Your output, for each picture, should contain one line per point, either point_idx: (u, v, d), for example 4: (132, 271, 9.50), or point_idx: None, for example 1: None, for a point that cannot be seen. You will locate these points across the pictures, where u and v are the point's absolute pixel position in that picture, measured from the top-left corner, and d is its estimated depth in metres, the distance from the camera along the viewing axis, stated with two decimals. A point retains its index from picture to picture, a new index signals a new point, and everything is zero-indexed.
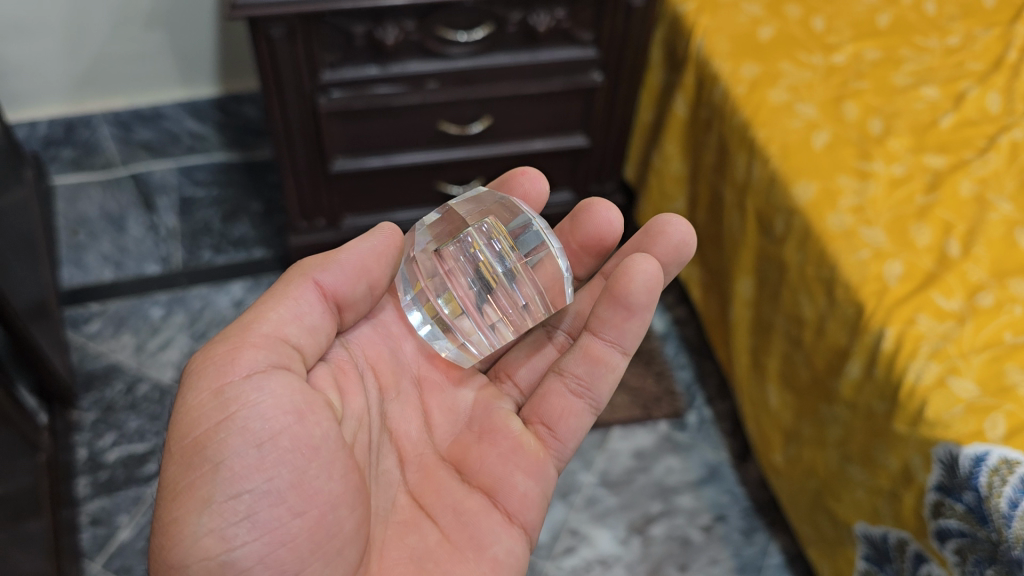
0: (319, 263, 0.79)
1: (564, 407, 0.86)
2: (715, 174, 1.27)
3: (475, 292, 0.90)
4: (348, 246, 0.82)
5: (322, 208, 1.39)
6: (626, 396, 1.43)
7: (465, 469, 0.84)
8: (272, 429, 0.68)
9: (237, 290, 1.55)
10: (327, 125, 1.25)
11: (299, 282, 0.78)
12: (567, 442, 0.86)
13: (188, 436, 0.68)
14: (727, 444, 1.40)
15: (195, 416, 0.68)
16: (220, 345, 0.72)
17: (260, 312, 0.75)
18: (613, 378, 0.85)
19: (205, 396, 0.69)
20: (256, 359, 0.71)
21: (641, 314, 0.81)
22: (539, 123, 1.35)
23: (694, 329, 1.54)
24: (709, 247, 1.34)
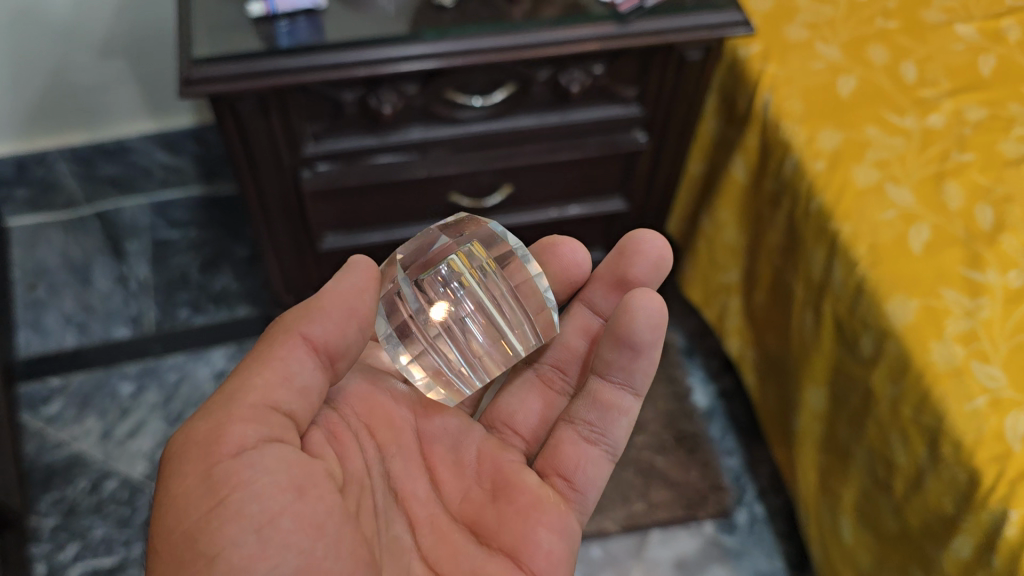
0: (308, 312, 0.66)
1: (574, 450, 0.80)
2: (781, 258, 1.07)
3: (461, 326, 0.76)
4: (329, 283, 0.68)
5: (311, 282, 1.20)
6: (666, 492, 1.28)
7: (482, 529, 0.73)
8: (270, 511, 0.57)
9: (217, 358, 1.38)
10: (310, 199, 1.05)
11: (288, 340, 0.65)
12: (587, 490, 0.79)
13: (178, 523, 0.58)
14: (782, 550, 1.24)
15: (184, 500, 0.58)
16: (204, 424, 0.61)
17: (250, 381, 0.63)
18: (625, 423, 0.80)
19: (192, 480, 0.59)
20: (248, 434, 0.60)
21: (651, 352, 0.77)
22: (566, 187, 1.15)
23: (742, 405, 1.38)
24: (768, 333, 1.15)
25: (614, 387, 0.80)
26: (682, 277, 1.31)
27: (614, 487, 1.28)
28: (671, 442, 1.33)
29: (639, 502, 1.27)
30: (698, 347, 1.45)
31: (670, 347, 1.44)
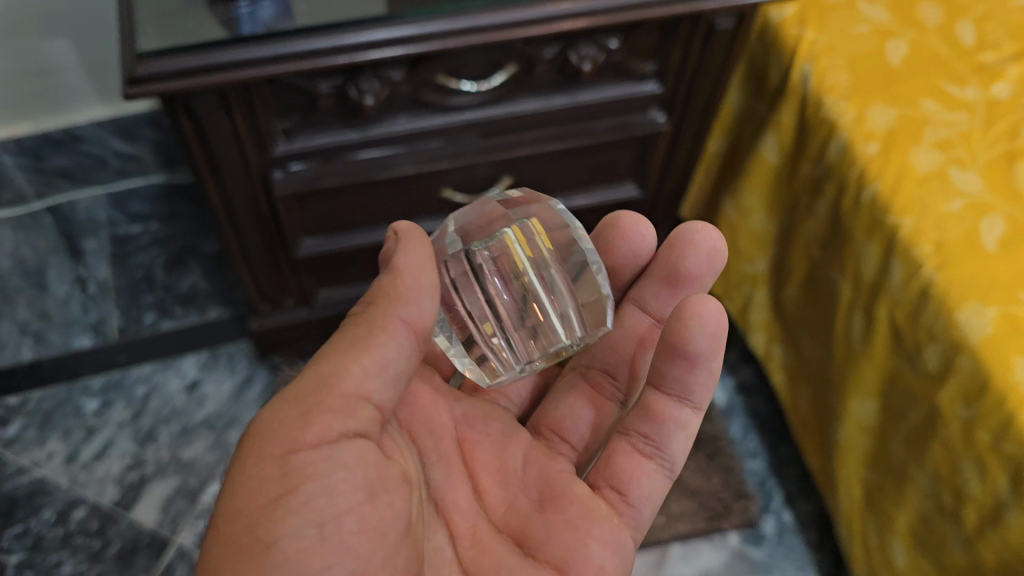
0: (398, 290, 0.60)
1: (625, 460, 0.70)
2: (821, 252, 0.95)
3: (505, 309, 0.65)
4: (403, 255, 0.61)
5: (289, 289, 1.07)
6: (689, 502, 1.15)
7: (526, 539, 0.65)
8: (338, 507, 0.53)
9: (188, 367, 1.26)
10: (283, 203, 0.91)
11: (381, 327, 0.59)
12: (641, 504, 0.69)
13: (243, 502, 0.53)
14: (814, 562, 1.14)
15: (253, 481, 0.54)
16: (292, 405, 0.56)
17: (341, 369, 0.58)
18: (684, 435, 0.69)
19: (268, 461, 0.54)
20: (335, 426, 0.56)
21: (711, 360, 0.65)
22: (574, 177, 1.02)
23: (764, 400, 1.27)
24: (802, 332, 1.03)
25: (668, 397, 0.68)
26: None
27: None
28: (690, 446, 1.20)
29: (659, 515, 1.14)
30: None
31: None
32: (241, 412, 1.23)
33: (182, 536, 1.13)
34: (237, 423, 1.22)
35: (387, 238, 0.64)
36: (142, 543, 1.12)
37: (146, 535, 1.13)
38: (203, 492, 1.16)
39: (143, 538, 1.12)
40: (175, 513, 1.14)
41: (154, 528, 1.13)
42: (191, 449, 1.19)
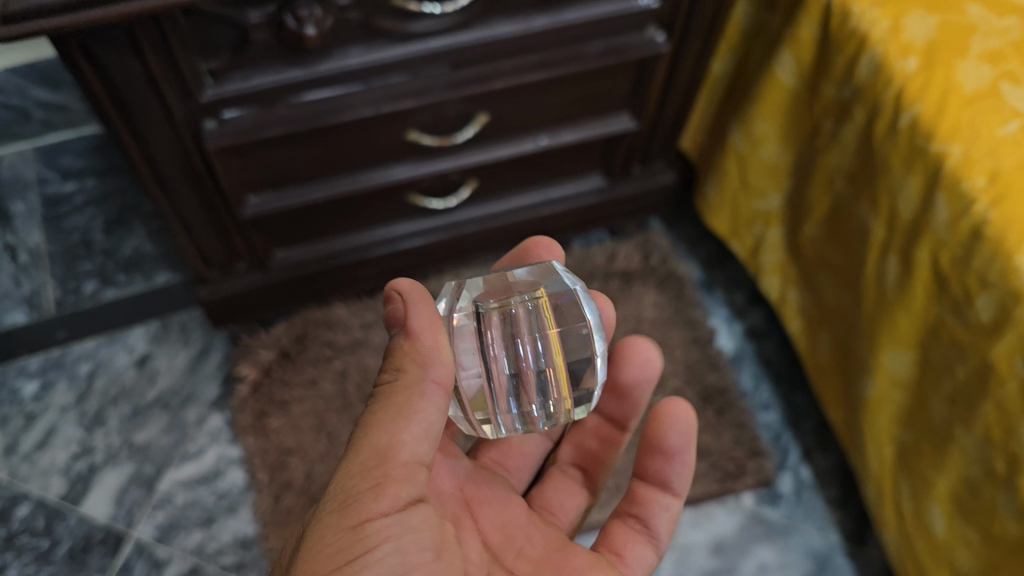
0: (423, 352, 0.53)
1: (618, 537, 0.68)
2: (849, 186, 0.83)
3: (503, 384, 0.57)
4: (422, 311, 0.54)
5: (240, 250, 0.95)
6: (698, 463, 1.05)
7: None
8: (408, 566, 0.48)
9: (137, 339, 1.14)
10: (218, 155, 0.78)
11: (422, 390, 0.52)
12: (633, 567, 0.67)
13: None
14: (835, 521, 1.04)
15: (323, 555, 0.47)
16: (355, 475, 0.49)
17: (392, 436, 0.50)
18: (669, 516, 0.69)
19: (338, 533, 0.47)
20: (403, 492, 0.49)
21: (686, 454, 0.67)
22: (560, 110, 0.90)
23: (776, 345, 1.15)
24: (822, 273, 0.93)
25: (656, 484, 0.69)
26: (702, 201, 1.07)
27: None
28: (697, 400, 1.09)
29: None
30: (718, 278, 1.20)
31: (685, 281, 1.16)
32: (199, 387, 1.11)
33: (140, 530, 1.01)
34: (195, 399, 1.10)
35: (387, 299, 0.55)
36: (95, 540, 1.00)
37: (99, 531, 1.01)
38: (162, 479, 1.05)
39: (95, 534, 1.01)
40: (130, 504, 1.03)
41: (108, 522, 1.02)
42: (145, 432, 1.07)
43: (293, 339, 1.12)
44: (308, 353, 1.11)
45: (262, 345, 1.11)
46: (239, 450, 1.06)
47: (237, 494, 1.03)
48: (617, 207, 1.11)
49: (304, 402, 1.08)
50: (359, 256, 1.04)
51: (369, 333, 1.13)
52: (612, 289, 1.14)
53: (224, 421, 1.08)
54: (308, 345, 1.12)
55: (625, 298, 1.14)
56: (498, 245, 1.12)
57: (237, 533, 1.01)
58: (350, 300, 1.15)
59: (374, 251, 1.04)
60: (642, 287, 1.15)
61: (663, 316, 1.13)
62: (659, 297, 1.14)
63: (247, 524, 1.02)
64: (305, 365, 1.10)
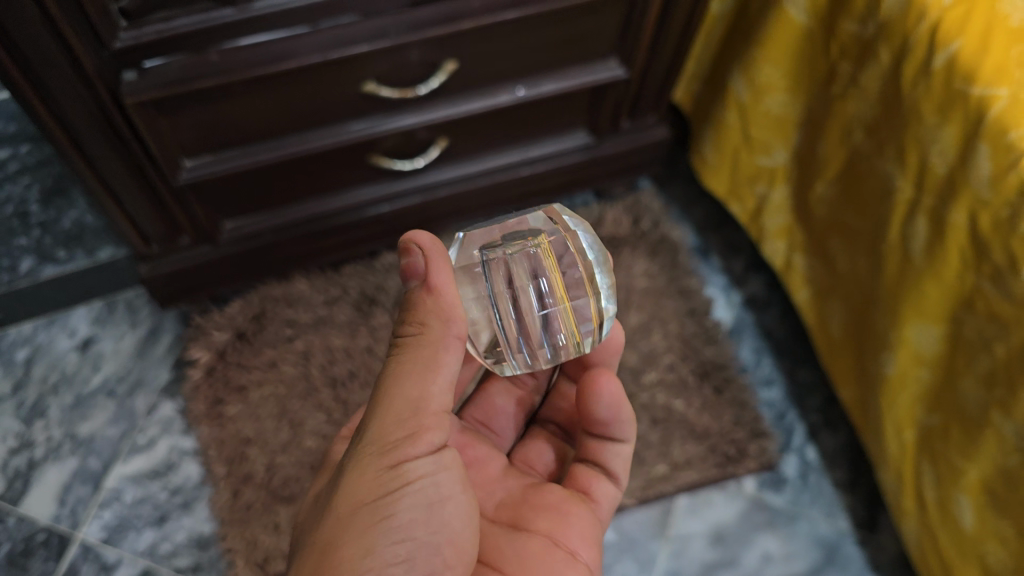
0: (445, 309, 0.52)
1: (580, 477, 0.68)
2: (871, 140, 0.75)
3: (514, 326, 0.55)
4: (442, 271, 0.53)
5: (185, 221, 0.85)
6: (695, 447, 0.96)
7: (521, 522, 0.62)
8: (440, 492, 0.52)
9: (79, 321, 1.05)
10: (140, 112, 0.68)
11: (446, 344, 0.52)
12: (602, 505, 0.67)
13: (356, 517, 0.49)
14: (846, 506, 0.96)
15: (365, 497, 0.50)
16: (390, 421, 0.51)
17: (421, 388, 0.52)
18: (623, 458, 0.68)
19: (378, 474, 0.50)
20: (433, 438, 0.52)
21: (623, 415, 0.64)
22: (540, 56, 0.80)
23: (778, 314, 1.06)
24: (836, 237, 0.84)
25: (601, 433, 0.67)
26: (699, 158, 0.97)
27: None
28: (693, 378, 0.99)
29: (660, 464, 0.95)
30: (714, 243, 1.10)
31: (678, 247, 1.06)
32: (148, 372, 1.01)
33: (85, 531, 0.92)
34: (144, 385, 1.00)
35: (403, 252, 0.53)
36: (35, 542, 0.91)
37: (40, 532, 0.92)
38: (109, 474, 0.95)
39: (36, 537, 0.91)
40: (75, 502, 0.93)
41: (51, 523, 0.92)
42: (90, 424, 0.98)
43: (249, 319, 1.01)
44: (266, 333, 1.01)
45: (216, 326, 1.01)
46: (193, 441, 0.97)
47: (192, 489, 0.94)
48: (604, 167, 1.00)
49: (262, 387, 0.98)
50: (318, 224, 0.94)
51: (333, 310, 1.03)
52: None
53: (176, 409, 0.99)
54: (266, 324, 1.02)
55: (612, 267, 1.04)
56: (471, 212, 1.01)
57: (192, 532, 0.92)
58: (312, 274, 1.05)
59: (336, 219, 0.94)
60: (632, 255, 1.05)
61: (655, 286, 1.03)
62: (651, 266, 1.04)
63: (203, 522, 0.92)
64: (263, 347, 1.00)
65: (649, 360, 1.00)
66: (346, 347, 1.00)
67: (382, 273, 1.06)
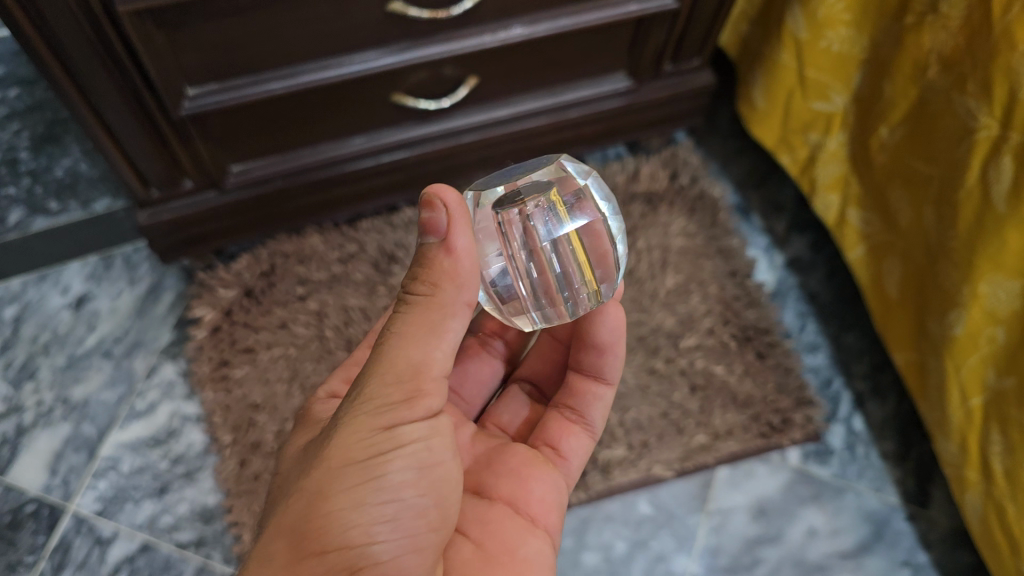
0: (461, 272, 0.45)
1: (553, 427, 0.63)
2: (948, 73, 0.70)
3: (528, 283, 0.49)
4: (465, 233, 0.45)
5: (188, 162, 0.78)
6: (737, 416, 0.90)
7: (484, 486, 0.57)
8: (432, 459, 0.46)
9: (71, 277, 0.98)
10: (135, 26, 0.61)
11: (454, 309, 0.46)
12: (571, 461, 0.63)
13: (341, 473, 0.44)
14: (895, 480, 0.90)
15: (354, 455, 0.44)
16: (387, 382, 0.45)
17: (422, 352, 0.45)
18: (603, 406, 0.64)
19: (369, 433, 0.44)
20: (430, 404, 0.46)
21: (615, 351, 0.62)
22: None
23: (821, 278, 1.01)
24: (903, 187, 0.78)
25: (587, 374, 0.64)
26: (748, 106, 0.96)
27: (663, 416, 0.89)
28: (734, 342, 0.93)
29: (700, 434, 0.88)
30: (755, 202, 1.06)
31: (717, 204, 1.02)
32: (148, 333, 0.94)
33: (79, 502, 0.84)
34: (143, 346, 0.93)
35: (424, 204, 0.44)
36: (24, 514, 0.84)
37: (29, 504, 0.84)
38: (104, 442, 0.87)
39: (24, 508, 0.84)
40: (67, 472, 0.86)
41: (40, 494, 0.85)
42: (84, 387, 0.90)
43: (257, 276, 0.94)
44: (276, 292, 0.94)
45: (222, 284, 0.93)
46: (197, 406, 0.89)
47: (195, 457, 0.87)
48: (641, 115, 0.97)
49: (272, 349, 0.91)
50: (337, 172, 0.87)
51: (349, 267, 0.96)
52: (633, 215, 1.00)
53: (178, 372, 0.91)
54: (276, 282, 0.95)
55: (647, 225, 1.00)
56: (501, 164, 0.97)
57: (195, 504, 0.85)
58: (325, 230, 0.98)
59: (353, 164, 0.87)
60: (669, 213, 1.01)
61: (693, 245, 0.99)
62: (689, 224, 1.00)
63: (206, 493, 0.85)
64: (272, 306, 0.93)
65: (687, 323, 0.94)
66: (362, 308, 0.93)
67: (401, 229, 0.99)
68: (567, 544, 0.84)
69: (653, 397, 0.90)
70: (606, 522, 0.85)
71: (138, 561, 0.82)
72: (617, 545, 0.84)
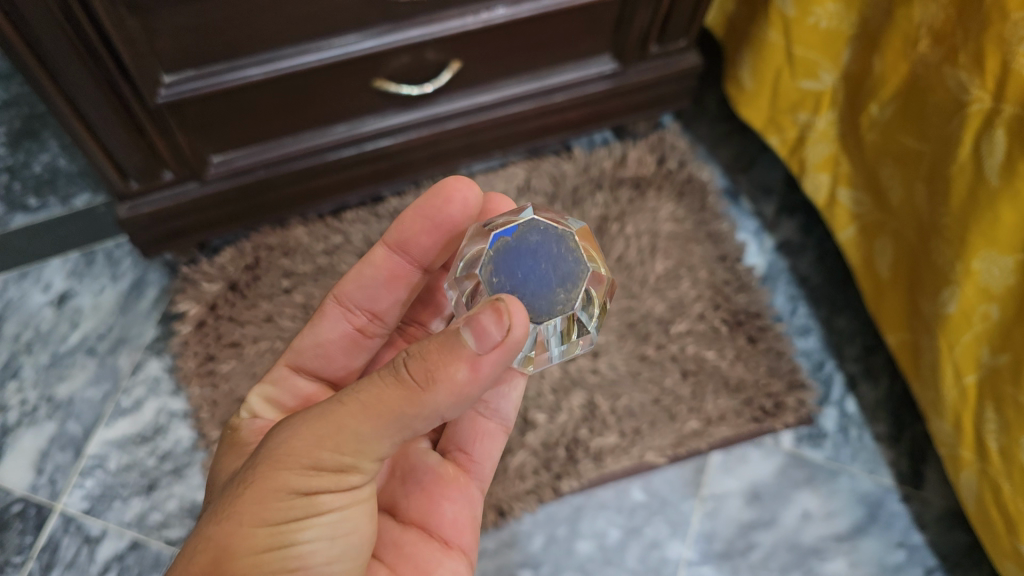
0: (461, 388, 0.42)
1: (466, 429, 0.62)
2: (940, 47, 0.69)
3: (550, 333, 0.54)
4: (499, 363, 0.42)
5: (167, 153, 0.77)
6: (730, 401, 0.89)
7: (398, 505, 0.56)
8: (347, 529, 0.46)
9: (53, 274, 0.96)
10: (107, 10, 0.61)
11: (432, 417, 0.43)
12: (484, 465, 0.61)
13: (249, 533, 0.43)
14: (889, 461, 0.89)
15: (267, 516, 0.44)
16: (324, 448, 0.43)
17: (376, 433, 0.43)
18: (517, 396, 0.63)
19: (287, 495, 0.44)
20: (356, 477, 0.45)
21: None
22: None
23: (811, 260, 1.00)
24: (894, 165, 0.78)
25: None
26: (736, 87, 0.95)
27: (656, 402, 0.88)
28: (725, 327, 0.93)
29: (692, 420, 0.88)
30: (743, 185, 1.05)
31: (706, 187, 1.02)
32: (132, 329, 0.93)
33: (66, 501, 0.83)
34: (128, 342, 0.92)
35: (493, 311, 0.40)
36: (11, 514, 0.82)
37: (16, 503, 0.83)
38: (90, 440, 0.86)
39: (11, 508, 0.83)
40: (53, 471, 0.85)
41: (27, 493, 0.83)
42: (68, 384, 0.89)
43: (242, 269, 0.93)
44: (261, 284, 0.93)
45: (206, 277, 0.92)
46: (184, 402, 0.88)
47: (183, 454, 0.86)
48: (627, 98, 0.96)
49: (258, 342, 0.90)
50: (321, 160, 0.86)
51: (334, 259, 0.95)
52: (621, 200, 0.99)
53: (164, 367, 0.90)
54: (261, 275, 0.93)
55: (635, 211, 0.99)
56: (484, 150, 0.96)
57: (184, 500, 0.84)
58: (310, 221, 0.97)
59: (334, 153, 0.86)
60: (657, 197, 1.00)
61: (682, 230, 0.98)
62: (678, 209, 0.99)
63: (195, 490, 0.84)
64: (258, 299, 0.92)
65: (678, 309, 0.93)
66: None
67: (387, 219, 0.98)
68: (561, 533, 0.83)
69: (645, 383, 0.89)
70: (599, 510, 0.84)
71: (128, 559, 0.81)
72: (611, 533, 0.84)
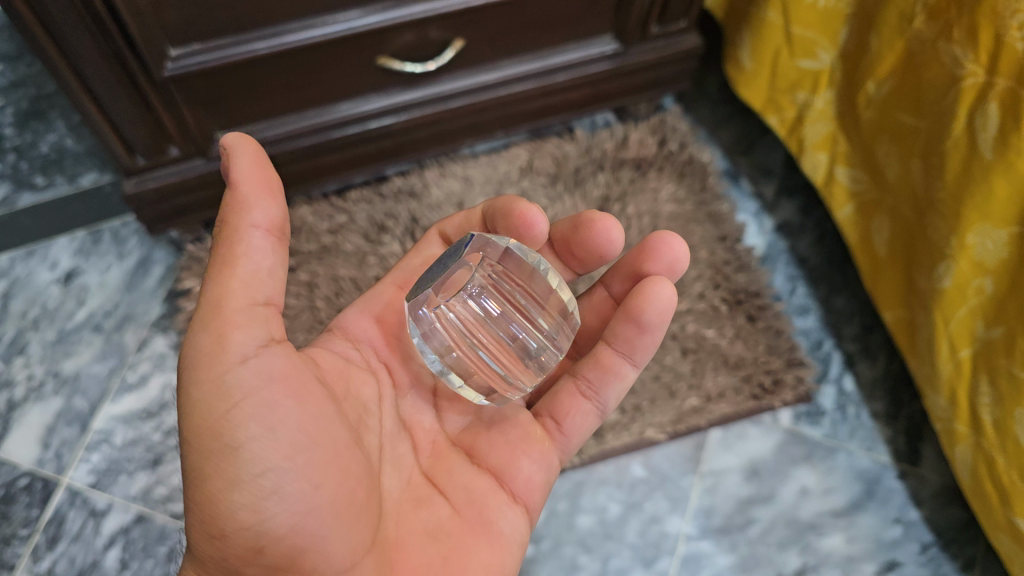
0: (241, 195, 0.50)
1: (564, 397, 0.62)
2: (937, 23, 0.70)
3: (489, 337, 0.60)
4: (246, 159, 0.50)
5: (171, 129, 0.78)
6: (729, 378, 0.90)
7: (478, 449, 0.59)
8: (285, 410, 0.47)
9: (60, 252, 0.97)
10: None
11: (237, 235, 0.49)
12: (571, 438, 0.62)
13: (207, 460, 0.46)
14: (886, 439, 0.90)
15: (203, 426, 0.46)
16: (199, 334, 0.48)
17: (219, 287, 0.49)
18: (622, 388, 0.61)
19: (205, 397, 0.47)
20: (242, 340, 0.47)
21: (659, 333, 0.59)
22: None
23: (811, 241, 1.01)
24: (891, 142, 0.79)
25: (616, 352, 0.60)
26: (735, 68, 0.96)
27: (656, 379, 0.89)
28: (725, 306, 0.94)
29: (692, 397, 0.88)
30: (743, 167, 1.07)
31: (707, 169, 1.03)
32: (138, 306, 0.93)
33: (72, 475, 0.84)
34: (134, 320, 0.93)
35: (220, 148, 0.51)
36: (17, 488, 0.83)
37: (22, 477, 0.84)
38: (96, 415, 0.87)
39: (18, 482, 0.84)
40: (60, 446, 0.86)
41: (33, 467, 0.85)
42: (75, 360, 0.90)
43: None
44: None
45: (211, 254, 0.93)
46: None
47: None
48: (628, 79, 0.97)
49: None
50: (324, 138, 0.87)
51: (338, 238, 0.95)
52: (622, 180, 1.00)
53: (169, 344, 0.91)
54: None
55: (636, 191, 1.00)
56: (486, 129, 0.97)
57: None
58: (314, 201, 0.98)
59: (338, 132, 0.87)
60: (658, 178, 1.01)
61: (683, 211, 0.99)
62: (678, 190, 1.00)
63: None
64: None
65: (678, 288, 0.94)
66: (352, 278, 0.92)
67: (390, 200, 0.98)
68: (562, 507, 0.84)
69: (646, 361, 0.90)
70: (599, 486, 0.85)
71: (132, 532, 0.82)
72: (610, 508, 0.85)
